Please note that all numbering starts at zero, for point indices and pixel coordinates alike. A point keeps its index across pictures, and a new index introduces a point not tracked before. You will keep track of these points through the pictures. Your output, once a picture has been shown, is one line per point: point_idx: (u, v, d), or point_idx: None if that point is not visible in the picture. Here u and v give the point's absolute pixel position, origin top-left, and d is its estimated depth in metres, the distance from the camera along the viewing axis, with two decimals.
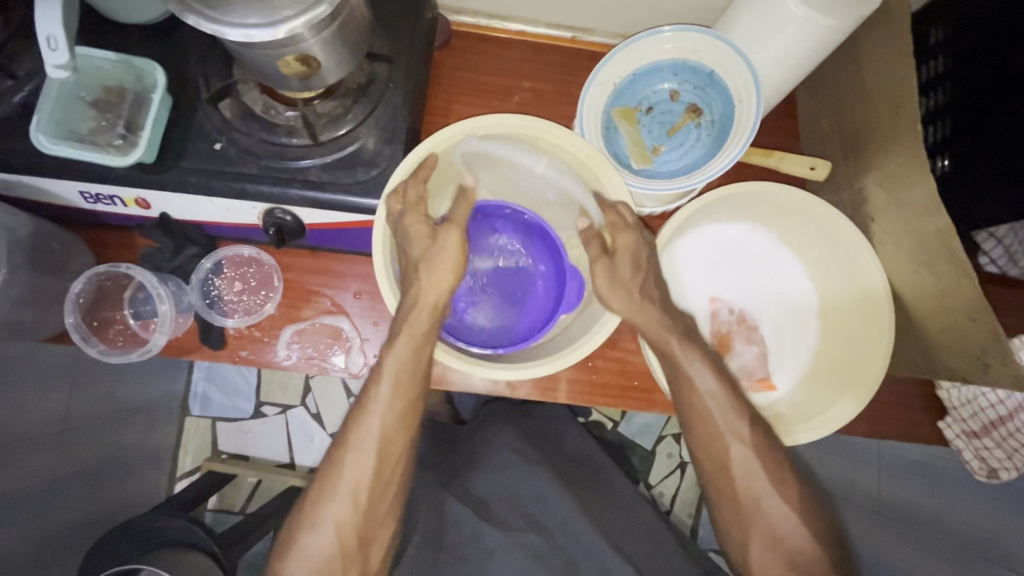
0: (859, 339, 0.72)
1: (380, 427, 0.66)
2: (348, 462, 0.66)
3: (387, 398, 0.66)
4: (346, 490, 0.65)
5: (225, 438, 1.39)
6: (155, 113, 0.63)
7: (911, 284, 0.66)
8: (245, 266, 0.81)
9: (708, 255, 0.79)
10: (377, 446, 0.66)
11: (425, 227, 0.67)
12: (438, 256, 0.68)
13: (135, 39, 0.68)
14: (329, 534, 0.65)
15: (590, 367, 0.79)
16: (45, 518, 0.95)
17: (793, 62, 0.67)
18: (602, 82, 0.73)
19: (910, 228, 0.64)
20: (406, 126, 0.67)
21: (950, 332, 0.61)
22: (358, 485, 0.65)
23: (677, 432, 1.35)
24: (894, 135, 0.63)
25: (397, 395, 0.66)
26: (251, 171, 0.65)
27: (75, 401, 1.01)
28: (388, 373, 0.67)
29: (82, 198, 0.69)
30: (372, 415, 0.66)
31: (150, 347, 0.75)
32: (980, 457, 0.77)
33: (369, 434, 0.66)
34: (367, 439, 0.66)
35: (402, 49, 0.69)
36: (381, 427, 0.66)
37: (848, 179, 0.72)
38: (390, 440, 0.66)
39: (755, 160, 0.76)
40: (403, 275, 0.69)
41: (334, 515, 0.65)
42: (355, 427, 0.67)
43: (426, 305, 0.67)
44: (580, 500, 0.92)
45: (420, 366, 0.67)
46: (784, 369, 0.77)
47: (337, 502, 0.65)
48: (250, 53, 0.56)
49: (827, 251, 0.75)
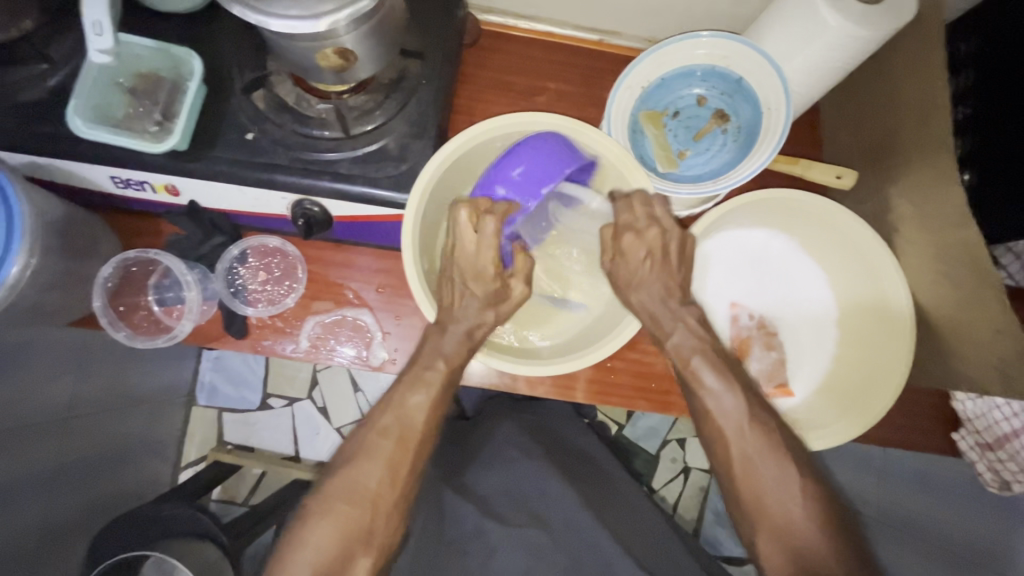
0: (878, 350, 0.72)
1: (424, 417, 0.66)
2: (388, 447, 0.64)
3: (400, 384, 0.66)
4: (383, 466, 0.63)
5: (231, 428, 1.39)
6: (190, 100, 0.63)
7: (934, 296, 0.67)
8: (271, 256, 0.81)
9: (729, 260, 0.80)
10: (418, 436, 0.66)
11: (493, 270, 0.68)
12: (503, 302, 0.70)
13: (170, 27, 0.68)
14: None
15: (609, 367, 0.80)
16: (51, 503, 0.95)
17: (822, 71, 0.68)
18: (630, 85, 0.73)
19: (935, 239, 0.64)
20: (436, 121, 0.68)
21: (973, 344, 0.62)
22: (395, 470, 0.64)
23: (682, 437, 1.36)
24: (924, 147, 0.63)
25: (443, 396, 0.68)
26: (282, 162, 0.65)
27: (87, 384, 1.01)
28: (435, 382, 0.67)
29: (112, 183, 0.69)
30: (420, 409, 0.66)
31: (177, 334, 0.75)
32: (994, 469, 0.78)
33: (412, 425, 0.66)
34: (412, 425, 0.65)
35: (434, 46, 0.70)
36: (426, 420, 0.66)
37: (874, 189, 0.73)
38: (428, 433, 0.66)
39: (781, 168, 0.77)
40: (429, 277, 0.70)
41: (374, 483, 0.63)
42: (395, 412, 0.66)
43: (459, 332, 0.68)
44: (588, 500, 0.91)
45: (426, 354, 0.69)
46: (801, 376, 0.78)
47: (380, 471, 0.63)
48: (289, 44, 0.56)
49: (850, 260, 0.75)
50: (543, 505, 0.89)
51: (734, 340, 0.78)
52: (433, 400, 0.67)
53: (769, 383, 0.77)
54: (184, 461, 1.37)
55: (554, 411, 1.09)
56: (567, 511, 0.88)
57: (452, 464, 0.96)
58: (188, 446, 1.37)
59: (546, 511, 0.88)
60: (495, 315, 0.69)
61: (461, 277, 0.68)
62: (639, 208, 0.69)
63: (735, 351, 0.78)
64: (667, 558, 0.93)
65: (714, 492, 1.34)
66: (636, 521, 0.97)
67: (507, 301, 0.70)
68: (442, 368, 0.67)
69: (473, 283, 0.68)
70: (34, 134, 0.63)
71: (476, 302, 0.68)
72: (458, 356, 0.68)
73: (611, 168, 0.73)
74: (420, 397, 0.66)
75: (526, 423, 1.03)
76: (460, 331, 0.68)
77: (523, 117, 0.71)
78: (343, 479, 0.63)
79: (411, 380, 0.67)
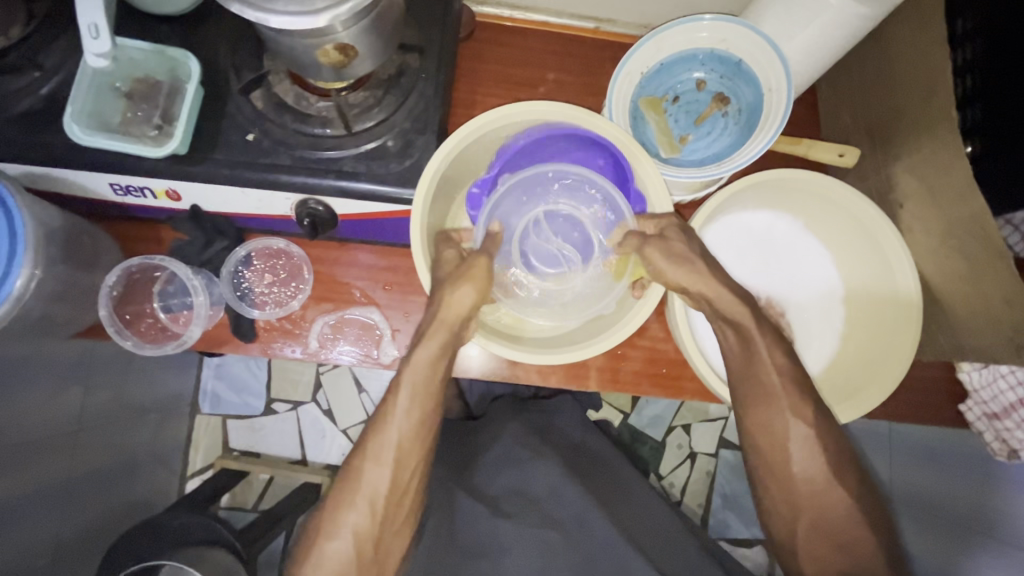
0: (888, 325, 0.73)
1: (398, 438, 0.64)
2: (366, 470, 0.63)
3: (405, 406, 0.64)
4: (363, 496, 0.63)
5: (237, 434, 1.38)
6: (189, 102, 0.63)
7: (939, 269, 0.68)
8: (276, 258, 0.80)
9: (736, 242, 0.79)
10: (395, 456, 0.64)
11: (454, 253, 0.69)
12: (465, 274, 0.67)
13: (164, 28, 0.67)
14: (347, 543, 0.62)
15: (619, 355, 0.80)
16: (59, 518, 0.94)
17: (822, 51, 0.68)
18: (629, 72, 0.74)
19: (942, 211, 0.65)
20: (438, 115, 0.68)
21: (979, 315, 0.63)
22: (376, 493, 0.63)
23: (687, 422, 1.37)
24: (927, 122, 0.64)
25: (415, 404, 0.65)
26: (286, 163, 0.65)
27: (90, 397, 1.00)
28: (409, 383, 0.64)
29: (112, 191, 0.68)
30: (394, 419, 0.64)
31: (185, 339, 0.74)
32: (1003, 438, 0.77)
33: (386, 443, 0.64)
34: (385, 448, 0.64)
35: (432, 39, 0.69)
36: (409, 445, 0.64)
37: (876, 165, 0.74)
38: (409, 450, 0.64)
39: (783, 148, 0.77)
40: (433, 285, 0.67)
41: (351, 522, 0.62)
42: (373, 436, 0.64)
43: (445, 321, 0.66)
44: (594, 496, 0.92)
45: (438, 381, 0.66)
46: (812, 355, 0.78)
47: (355, 510, 0.63)
48: (290, 41, 0.56)
49: (853, 238, 0.76)
50: (559, 503, 0.89)
51: None
52: (411, 423, 0.64)
53: None
54: (190, 470, 1.36)
55: (559, 408, 1.09)
56: (579, 504, 0.89)
57: (464, 462, 0.96)
58: (193, 454, 1.37)
59: (555, 508, 0.88)
60: (469, 286, 0.66)
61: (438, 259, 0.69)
62: (644, 167, 0.71)
63: None
64: (681, 545, 0.94)
65: (721, 475, 1.35)
66: (645, 513, 0.98)
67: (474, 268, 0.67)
68: (413, 370, 0.65)
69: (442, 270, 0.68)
70: (32, 143, 0.62)
71: (449, 277, 0.67)
72: (438, 339, 0.65)
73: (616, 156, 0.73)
74: (397, 402, 0.64)
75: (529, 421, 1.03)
76: (438, 326, 0.66)
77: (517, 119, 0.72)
78: (342, 516, 0.63)
79: (392, 385, 0.66)
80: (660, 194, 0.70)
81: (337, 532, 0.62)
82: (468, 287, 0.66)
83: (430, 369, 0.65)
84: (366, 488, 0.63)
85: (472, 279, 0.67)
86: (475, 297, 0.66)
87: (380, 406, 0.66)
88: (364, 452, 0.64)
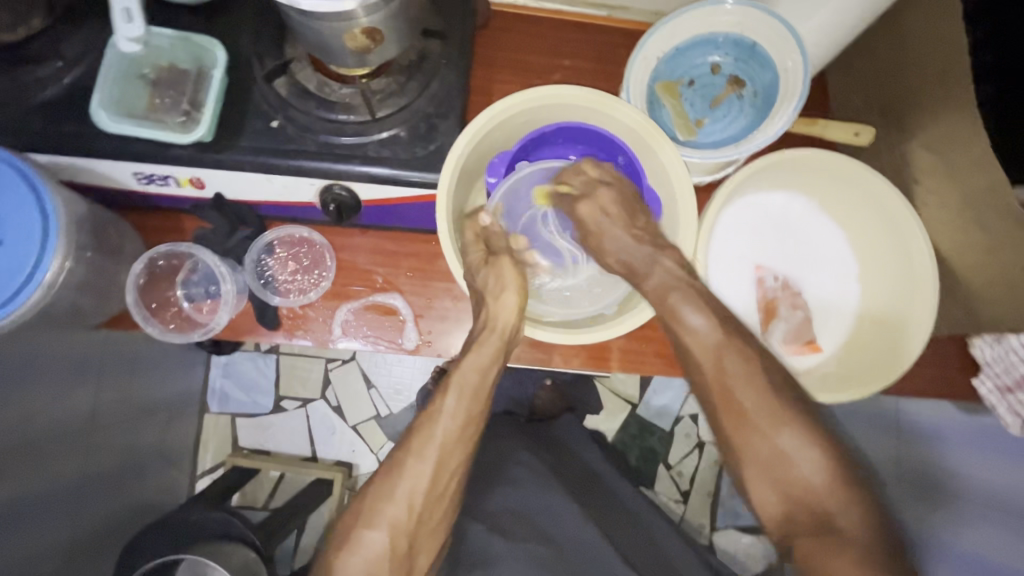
0: (903, 296, 0.74)
1: (444, 437, 0.65)
2: (410, 466, 0.64)
3: (455, 408, 0.66)
4: (402, 493, 0.64)
5: (247, 433, 1.38)
6: (216, 88, 0.63)
7: (955, 244, 0.71)
8: (298, 246, 0.80)
9: (752, 225, 0.81)
10: (440, 454, 0.65)
11: (480, 253, 0.71)
12: (501, 284, 0.70)
13: (187, 18, 0.68)
14: (384, 537, 0.63)
15: (638, 334, 0.81)
16: (72, 516, 0.93)
17: (837, 31, 0.70)
18: (647, 56, 0.75)
19: (960, 183, 0.67)
20: (461, 99, 0.68)
21: (999, 284, 0.66)
22: (415, 492, 0.64)
23: (695, 413, 1.37)
24: (944, 97, 0.67)
25: (462, 406, 0.67)
26: (310, 149, 0.65)
27: (102, 393, 0.99)
28: (465, 382, 0.67)
29: (136, 180, 0.69)
30: (443, 418, 0.66)
31: (213, 327, 0.75)
32: None
33: (432, 441, 0.65)
34: (429, 446, 0.65)
35: (453, 25, 0.70)
36: (445, 441, 0.65)
37: (891, 144, 0.76)
38: (453, 451, 0.66)
39: (800, 128, 0.79)
40: (473, 275, 0.70)
41: (390, 514, 0.63)
42: (421, 431, 0.66)
43: (496, 327, 0.68)
44: (583, 510, 0.97)
45: (489, 386, 0.69)
46: (827, 333, 0.80)
47: (393, 501, 0.64)
48: (319, 25, 0.56)
49: (867, 215, 0.77)
50: (557, 526, 0.93)
51: (762, 303, 0.79)
52: (456, 425, 0.66)
53: (797, 340, 0.79)
54: (199, 470, 1.35)
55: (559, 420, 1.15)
56: (568, 528, 0.92)
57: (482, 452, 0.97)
58: (203, 454, 1.36)
59: (565, 526, 0.93)
60: (512, 295, 0.69)
61: (489, 265, 0.71)
62: (665, 149, 0.71)
63: (763, 312, 0.79)
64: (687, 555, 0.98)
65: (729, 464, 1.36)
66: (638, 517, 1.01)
67: (500, 265, 0.71)
68: (463, 368, 0.68)
69: (478, 278, 0.70)
70: (57, 133, 0.63)
71: (500, 282, 0.70)
72: (493, 345, 0.68)
73: (637, 139, 0.74)
74: (448, 402, 0.66)
75: (538, 442, 1.06)
76: (493, 334, 0.68)
77: (555, 92, 0.72)
78: (381, 508, 0.64)
79: (442, 384, 0.68)
80: (687, 179, 0.70)
81: (375, 523, 0.63)
82: (514, 297, 0.69)
83: (480, 376, 0.67)
84: (406, 484, 0.64)
85: (512, 285, 0.70)
86: (521, 309, 0.69)
87: (428, 406, 0.68)
88: (408, 447, 0.66)
